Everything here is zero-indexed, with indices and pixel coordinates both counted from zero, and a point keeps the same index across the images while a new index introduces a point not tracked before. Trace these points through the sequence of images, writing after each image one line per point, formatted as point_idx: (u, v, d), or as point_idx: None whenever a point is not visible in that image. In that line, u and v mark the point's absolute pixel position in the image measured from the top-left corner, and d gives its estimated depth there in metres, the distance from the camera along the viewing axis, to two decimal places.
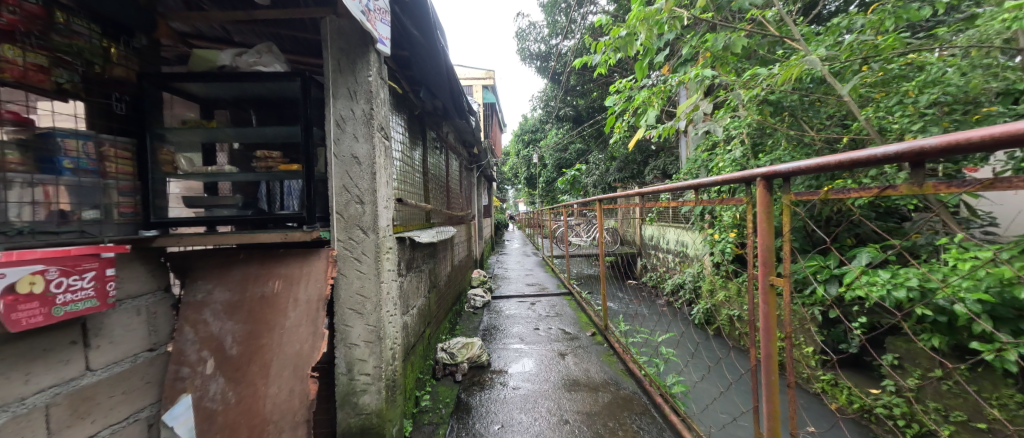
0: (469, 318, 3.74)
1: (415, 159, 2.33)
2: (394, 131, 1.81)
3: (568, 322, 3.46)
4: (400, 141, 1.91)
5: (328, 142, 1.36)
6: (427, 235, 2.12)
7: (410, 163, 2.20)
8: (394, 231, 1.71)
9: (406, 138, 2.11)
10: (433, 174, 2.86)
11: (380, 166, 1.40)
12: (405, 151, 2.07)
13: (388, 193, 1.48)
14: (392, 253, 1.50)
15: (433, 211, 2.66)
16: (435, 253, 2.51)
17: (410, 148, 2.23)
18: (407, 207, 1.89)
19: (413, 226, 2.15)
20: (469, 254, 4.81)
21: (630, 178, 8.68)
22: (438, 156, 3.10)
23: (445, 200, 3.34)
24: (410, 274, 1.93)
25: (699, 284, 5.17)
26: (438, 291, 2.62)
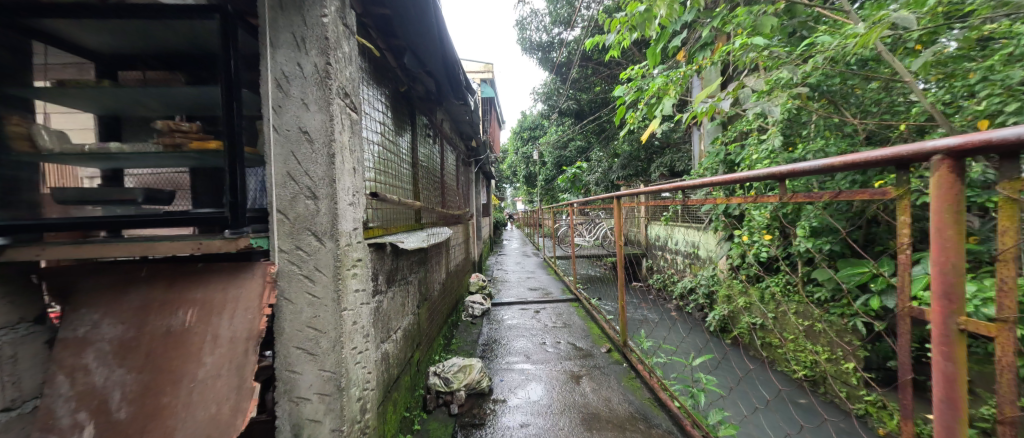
0: (467, 330, 3.34)
1: (400, 147, 1.92)
2: (369, 107, 1.40)
3: (580, 335, 3.08)
4: (377, 122, 1.50)
5: (264, 110, 0.95)
6: (416, 241, 1.74)
7: (397, 155, 1.83)
8: (368, 235, 1.31)
9: (388, 120, 1.71)
10: (425, 169, 2.48)
11: (343, 147, 1.00)
12: (389, 139, 1.70)
13: (356, 185, 1.08)
14: (361, 267, 1.10)
15: (425, 210, 2.26)
16: (427, 260, 2.12)
17: (396, 135, 1.85)
18: (388, 204, 1.50)
19: (399, 230, 1.76)
20: (466, 257, 4.42)
21: (634, 175, 8.32)
22: (432, 148, 2.73)
23: (440, 197, 2.94)
24: (393, 290, 1.53)
25: (714, 288, 4.81)
26: (429, 304, 2.23)
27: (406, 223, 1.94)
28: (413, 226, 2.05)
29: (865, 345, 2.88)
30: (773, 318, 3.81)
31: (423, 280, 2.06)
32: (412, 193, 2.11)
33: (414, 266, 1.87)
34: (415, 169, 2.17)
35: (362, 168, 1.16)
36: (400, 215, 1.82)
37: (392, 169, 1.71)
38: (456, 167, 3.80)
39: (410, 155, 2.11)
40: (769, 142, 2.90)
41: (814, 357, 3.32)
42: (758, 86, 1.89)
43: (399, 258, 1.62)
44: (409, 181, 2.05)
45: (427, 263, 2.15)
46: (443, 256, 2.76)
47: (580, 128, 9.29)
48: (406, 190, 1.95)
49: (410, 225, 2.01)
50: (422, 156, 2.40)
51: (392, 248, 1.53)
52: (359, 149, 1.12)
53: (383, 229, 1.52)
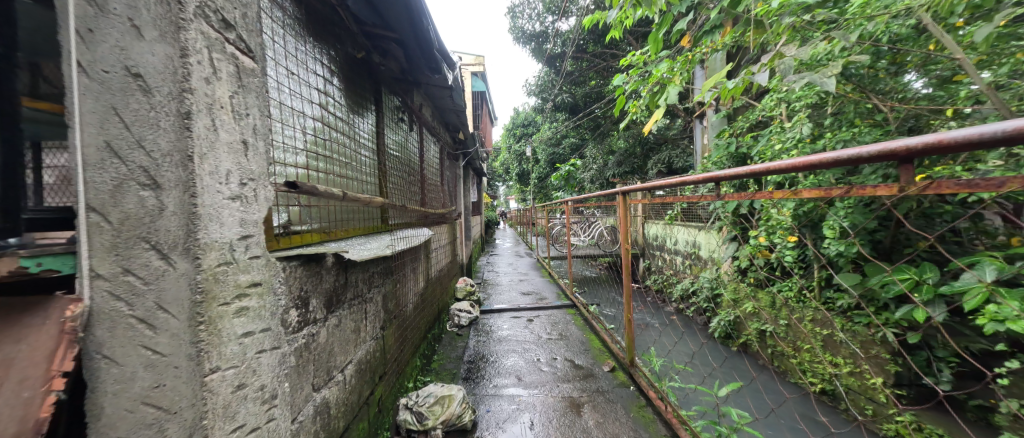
0: (451, 345, 2.95)
1: (358, 130, 1.54)
2: (288, 67, 1.02)
3: (578, 350, 2.74)
4: (307, 89, 1.12)
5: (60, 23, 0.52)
6: (373, 246, 1.38)
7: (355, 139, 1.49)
8: (284, 244, 0.94)
9: (334, 93, 1.32)
10: (399, 160, 2.14)
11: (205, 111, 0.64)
12: (340, 118, 1.35)
13: (243, 168, 0.74)
14: (255, 294, 0.75)
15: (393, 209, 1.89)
16: (396, 269, 1.76)
17: (353, 114, 1.49)
18: (327, 200, 1.12)
19: (351, 232, 1.39)
20: (453, 260, 4.04)
21: (629, 173, 7.97)
22: (411, 137, 2.41)
23: (418, 194, 2.56)
24: (340, 315, 1.16)
25: (718, 291, 4.53)
26: (400, 321, 1.86)
27: (365, 224, 1.57)
28: (376, 228, 1.69)
29: (893, 358, 2.60)
30: (785, 325, 3.52)
31: (390, 294, 1.69)
32: (381, 188, 1.79)
33: (375, 279, 1.50)
34: (384, 160, 1.84)
35: (259, 148, 0.79)
36: (353, 214, 1.45)
37: (346, 155, 1.37)
38: (440, 160, 3.43)
39: (379, 143, 1.79)
40: (795, 130, 2.56)
41: (834, 370, 3.03)
42: (801, 55, 1.54)
43: (349, 272, 1.25)
44: (374, 172, 1.71)
45: (396, 273, 1.78)
46: (421, 262, 2.39)
47: (575, 123, 8.94)
48: (369, 184, 1.61)
49: (371, 227, 1.64)
50: (395, 146, 2.08)
51: (335, 259, 1.15)
52: (253, 115, 0.78)
53: (322, 231, 1.16)
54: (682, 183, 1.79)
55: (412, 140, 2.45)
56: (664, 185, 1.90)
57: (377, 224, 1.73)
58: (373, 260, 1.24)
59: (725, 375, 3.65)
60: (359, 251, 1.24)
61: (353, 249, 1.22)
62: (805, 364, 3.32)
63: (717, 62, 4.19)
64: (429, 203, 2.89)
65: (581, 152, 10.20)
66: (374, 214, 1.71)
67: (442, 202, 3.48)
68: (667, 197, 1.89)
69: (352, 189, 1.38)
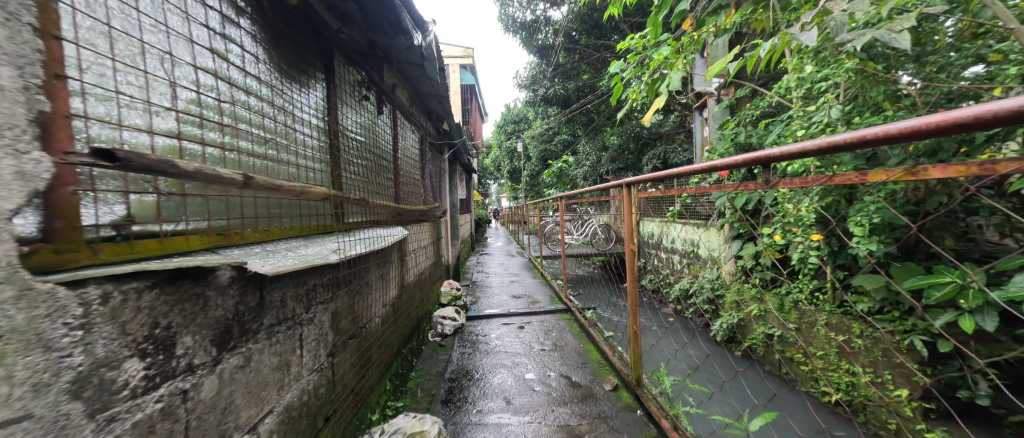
0: (432, 358, 2.61)
1: (282, 98, 1.21)
2: None
3: (575, 363, 2.43)
4: (148, 22, 0.79)
5: None
6: (317, 250, 1.11)
7: (279, 109, 1.20)
8: (109, 252, 0.68)
9: (219, 38, 0.98)
10: (363, 144, 1.80)
11: None
12: (246, 77, 1.07)
13: None
14: None
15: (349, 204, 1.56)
16: (352, 278, 1.43)
17: (268, 75, 1.16)
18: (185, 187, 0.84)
19: (271, 234, 1.13)
20: (437, 261, 3.70)
21: (622, 170, 7.71)
22: (381, 119, 2.08)
23: (392, 187, 2.23)
24: (248, 350, 0.93)
25: (719, 292, 4.30)
26: (363, 341, 1.53)
27: (299, 222, 1.29)
28: (319, 228, 1.40)
29: (922, 368, 2.36)
30: (795, 329, 3.29)
31: (344, 309, 1.38)
32: (331, 175, 1.47)
33: (318, 294, 1.21)
34: (336, 141, 1.52)
35: None
36: (277, 210, 1.19)
37: (255, 127, 1.08)
38: (420, 150, 3.09)
39: (327, 121, 1.47)
40: (820, 113, 2.25)
41: (851, 379, 2.80)
42: (857, 9, 1.23)
43: (263, 287, 0.99)
44: (317, 155, 1.40)
45: (356, 286, 1.48)
46: (393, 267, 2.06)
47: (567, 118, 8.60)
48: (304, 169, 1.30)
49: (313, 225, 1.36)
50: (359, 128, 1.75)
51: (239, 273, 0.90)
52: None
53: (205, 229, 0.91)
54: (702, 170, 1.50)
55: (383, 124, 2.12)
56: (681, 172, 1.59)
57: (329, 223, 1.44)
58: (309, 267, 0.96)
59: (764, 406, 3.16)
60: (291, 256, 0.97)
61: (277, 253, 0.94)
62: (817, 372, 3.09)
63: (720, 47, 3.89)
64: (406, 198, 2.57)
65: (574, 149, 9.87)
66: (318, 211, 1.41)
67: (422, 197, 3.14)
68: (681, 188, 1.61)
69: (266, 173, 1.10)
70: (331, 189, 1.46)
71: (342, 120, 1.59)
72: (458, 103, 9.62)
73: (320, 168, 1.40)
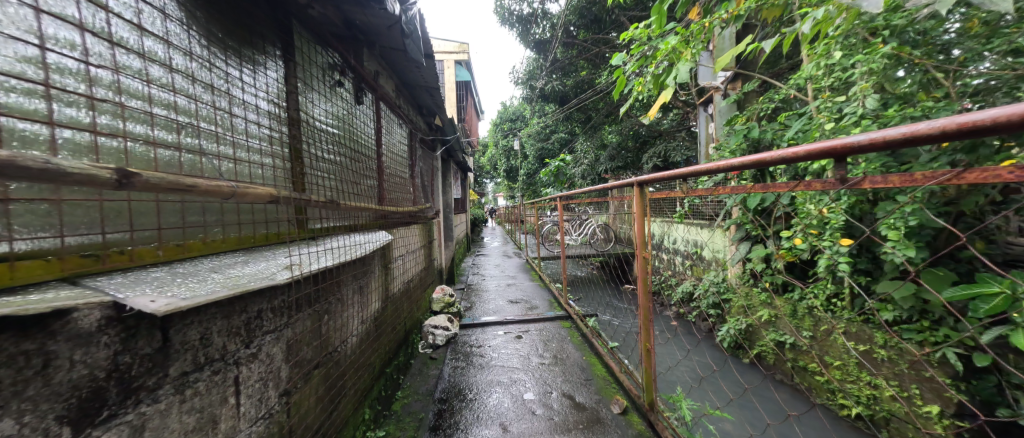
0: (422, 374, 2.38)
1: (203, 69, 0.99)
2: None
3: (578, 380, 2.21)
4: None
5: None
6: (263, 268, 0.86)
7: (199, 86, 0.97)
8: None
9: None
10: (337, 137, 1.57)
11: None
12: (143, 40, 0.84)
13: None
14: None
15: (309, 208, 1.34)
16: (317, 300, 1.21)
17: (183, 41, 0.93)
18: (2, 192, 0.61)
19: (176, 252, 0.93)
20: (428, 265, 3.46)
21: (620, 169, 7.49)
22: (361, 109, 1.86)
23: (375, 186, 2.00)
24: (140, 417, 0.68)
25: (725, 297, 4.10)
26: (332, 370, 1.30)
27: (226, 233, 1.09)
28: (263, 240, 1.22)
29: (955, 383, 2.16)
30: (809, 337, 3.09)
31: (303, 335, 1.15)
32: (287, 171, 1.25)
33: (262, 321, 0.98)
34: (294, 130, 1.30)
35: None
36: (195, 219, 0.99)
37: (154, 101, 0.86)
38: (409, 146, 2.86)
39: (278, 105, 1.25)
40: (852, 104, 2.02)
41: (872, 392, 2.61)
42: None
43: (168, 326, 0.74)
44: (264, 145, 1.18)
45: (322, 304, 1.24)
46: (376, 276, 1.82)
47: (563, 115, 8.37)
48: (241, 162, 1.08)
49: (248, 234, 1.17)
50: (330, 117, 1.53)
51: (112, 312, 0.65)
52: None
53: (58, 251, 0.69)
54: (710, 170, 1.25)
55: (364, 115, 1.90)
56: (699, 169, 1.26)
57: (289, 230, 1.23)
58: (245, 293, 0.72)
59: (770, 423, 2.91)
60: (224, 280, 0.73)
61: (199, 277, 0.70)
62: (834, 383, 2.90)
63: (726, 39, 3.68)
64: (394, 199, 2.34)
65: (571, 147, 9.66)
66: (259, 216, 1.20)
67: (412, 198, 2.91)
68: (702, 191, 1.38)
69: (171, 168, 0.88)
70: (288, 188, 1.24)
71: (304, 106, 1.37)
72: (452, 100, 9.36)
73: (267, 161, 1.18)
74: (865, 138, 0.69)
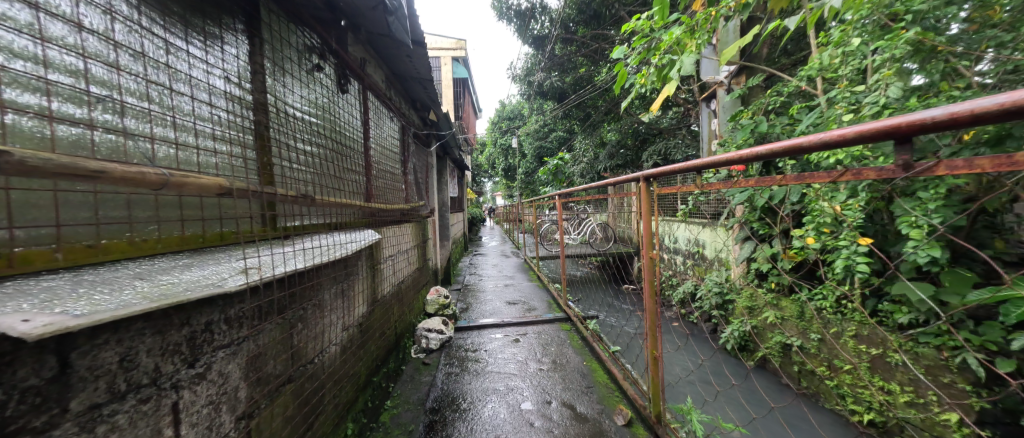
0: (413, 381, 2.25)
1: (127, 34, 0.82)
2: None
3: (579, 388, 2.09)
4: None
5: None
6: (209, 273, 0.73)
7: (126, 53, 0.82)
8: None
9: None
10: (315, 127, 1.45)
11: None
12: None
13: None
14: None
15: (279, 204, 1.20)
16: (286, 307, 1.07)
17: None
18: None
19: (87, 254, 0.77)
20: (422, 265, 3.33)
21: (620, 167, 7.37)
22: (345, 97, 1.73)
23: (362, 182, 1.88)
24: None
25: (728, 297, 3.99)
26: (306, 384, 1.17)
27: (163, 229, 0.93)
28: (214, 239, 1.09)
29: (975, 390, 2.06)
30: (817, 339, 2.99)
31: (267, 348, 1.01)
32: (249, 159, 1.12)
33: (212, 334, 0.85)
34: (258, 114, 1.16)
35: None
36: (114, 214, 0.83)
37: (55, 66, 0.70)
38: (401, 141, 2.73)
39: (237, 85, 1.11)
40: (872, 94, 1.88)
41: (885, 398, 2.50)
42: None
43: (70, 348, 0.60)
44: (218, 130, 1.04)
45: (292, 312, 1.10)
46: (362, 278, 1.68)
47: (563, 113, 8.24)
48: (186, 148, 0.94)
49: (194, 233, 1.01)
50: (306, 104, 1.40)
51: None
52: None
53: None
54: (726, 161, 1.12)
55: (349, 105, 1.77)
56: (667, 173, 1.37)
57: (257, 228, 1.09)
58: (175, 306, 0.59)
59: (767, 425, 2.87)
60: (147, 291, 0.61)
61: (115, 285, 0.58)
62: (843, 387, 2.79)
63: (731, 32, 3.56)
64: (383, 195, 2.20)
65: (570, 145, 9.54)
66: (208, 211, 1.06)
67: (405, 195, 2.77)
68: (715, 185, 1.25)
69: (76, 149, 0.73)
70: (251, 180, 1.10)
71: (273, 89, 1.24)
72: (448, 98, 9.21)
73: (222, 147, 1.04)
74: (951, 111, 0.57)
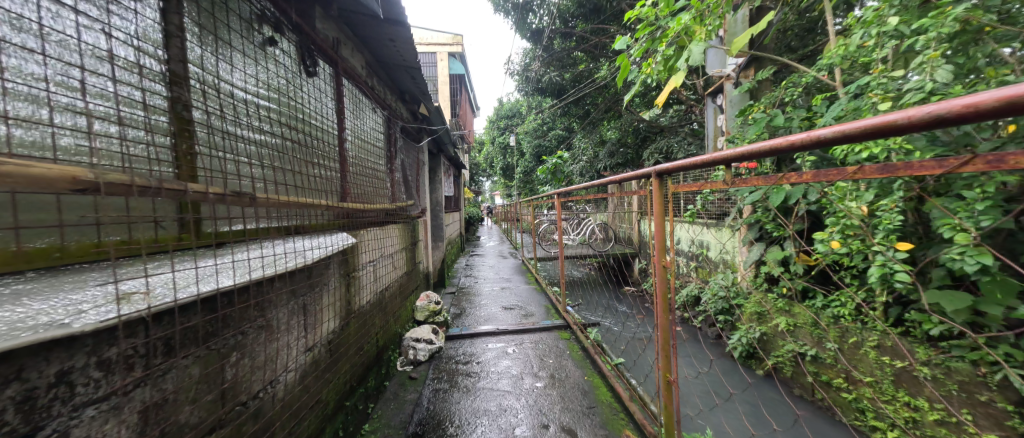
0: (397, 399, 2.03)
1: None
2: None
3: (580, 409, 1.88)
4: None
5: None
6: (43, 309, 0.53)
7: None
8: None
9: None
10: (270, 113, 1.22)
11: None
12: None
13: None
14: None
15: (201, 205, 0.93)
16: (203, 340, 0.84)
17: None
18: None
19: None
20: (411, 269, 3.11)
21: (621, 166, 7.15)
22: (312, 81, 1.50)
23: (336, 179, 1.65)
24: None
25: (735, 303, 3.78)
26: (242, 428, 0.94)
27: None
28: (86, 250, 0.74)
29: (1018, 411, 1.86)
30: (834, 349, 2.78)
31: (177, 393, 0.78)
32: (168, 147, 0.88)
33: (76, 390, 0.62)
34: (186, 87, 0.91)
35: None
36: None
37: None
38: (386, 135, 2.51)
39: (144, 42, 0.83)
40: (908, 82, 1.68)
41: (912, 415, 2.29)
42: None
43: None
44: (100, 103, 0.75)
45: (220, 341, 0.88)
46: (331, 290, 1.46)
47: (561, 111, 8.02)
48: (31, 125, 0.64)
49: (46, 247, 0.67)
50: (259, 84, 1.18)
51: None
52: None
53: None
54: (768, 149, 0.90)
55: (317, 91, 1.54)
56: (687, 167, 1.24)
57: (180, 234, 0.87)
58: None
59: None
60: None
61: None
62: (863, 401, 2.59)
63: (740, 22, 3.34)
64: (364, 193, 1.98)
65: (569, 144, 9.35)
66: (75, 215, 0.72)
67: (392, 194, 2.55)
68: (742, 185, 1.02)
69: None
70: (170, 173, 0.87)
71: (209, 61, 1.00)
72: (445, 95, 8.99)
73: (119, 129, 0.77)
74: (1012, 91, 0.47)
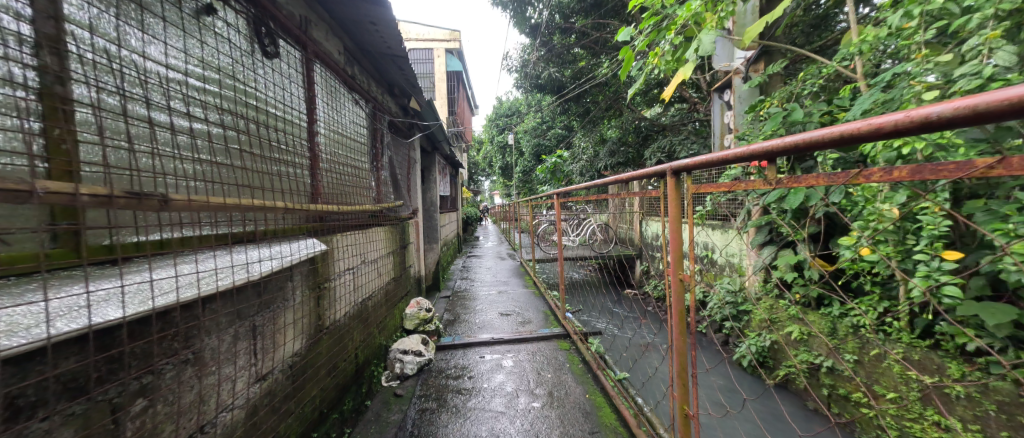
0: (378, 422, 1.83)
1: None
2: None
3: (581, 435, 1.68)
4: None
5: None
6: None
7: None
8: None
9: None
10: (206, 97, 1.01)
11: None
12: None
13: None
14: None
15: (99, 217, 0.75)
16: (83, 388, 0.64)
17: None
18: None
19: None
20: (400, 274, 2.91)
21: (622, 165, 6.95)
22: (270, 64, 1.29)
23: (303, 178, 1.44)
24: None
25: (743, 309, 3.59)
26: None
27: None
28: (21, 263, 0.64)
29: None
30: (853, 361, 2.59)
31: None
32: (39, 134, 0.68)
33: None
34: (61, 53, 0.69)
35: None
36: None
37: None
38: (370, 130, 2.31)
39: None
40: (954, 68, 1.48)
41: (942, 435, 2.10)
42: None
43: None
44: None
45: (112, 389, 0.69)
46: (293, 306, 1.25)
47: (561, 109, 7.81)
48: None
49: None
50: (191, 60, 0.98)
51: None
52: None
53: None
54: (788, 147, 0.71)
55: (278, 76, 1.34)
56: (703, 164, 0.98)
57: (58, 251, 0.68)
58: None
59: None
60: None
61: None
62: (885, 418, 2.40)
63: (751, 12, 3.15)
64: (341, 193, 1.78)
65: (568, 143, 9.14)
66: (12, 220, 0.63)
67: (376, 194, 2.35)
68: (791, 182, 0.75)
69: None
70: (43, 169, 0.68)
71: (108, 26, 0.78)
72: (441, 92, 8.78)
73: None
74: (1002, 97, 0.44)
